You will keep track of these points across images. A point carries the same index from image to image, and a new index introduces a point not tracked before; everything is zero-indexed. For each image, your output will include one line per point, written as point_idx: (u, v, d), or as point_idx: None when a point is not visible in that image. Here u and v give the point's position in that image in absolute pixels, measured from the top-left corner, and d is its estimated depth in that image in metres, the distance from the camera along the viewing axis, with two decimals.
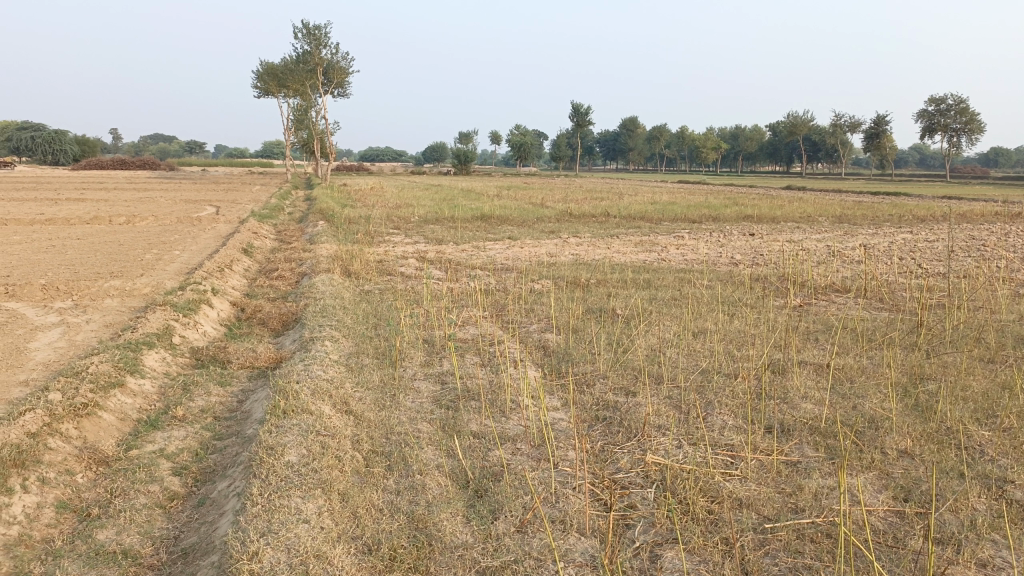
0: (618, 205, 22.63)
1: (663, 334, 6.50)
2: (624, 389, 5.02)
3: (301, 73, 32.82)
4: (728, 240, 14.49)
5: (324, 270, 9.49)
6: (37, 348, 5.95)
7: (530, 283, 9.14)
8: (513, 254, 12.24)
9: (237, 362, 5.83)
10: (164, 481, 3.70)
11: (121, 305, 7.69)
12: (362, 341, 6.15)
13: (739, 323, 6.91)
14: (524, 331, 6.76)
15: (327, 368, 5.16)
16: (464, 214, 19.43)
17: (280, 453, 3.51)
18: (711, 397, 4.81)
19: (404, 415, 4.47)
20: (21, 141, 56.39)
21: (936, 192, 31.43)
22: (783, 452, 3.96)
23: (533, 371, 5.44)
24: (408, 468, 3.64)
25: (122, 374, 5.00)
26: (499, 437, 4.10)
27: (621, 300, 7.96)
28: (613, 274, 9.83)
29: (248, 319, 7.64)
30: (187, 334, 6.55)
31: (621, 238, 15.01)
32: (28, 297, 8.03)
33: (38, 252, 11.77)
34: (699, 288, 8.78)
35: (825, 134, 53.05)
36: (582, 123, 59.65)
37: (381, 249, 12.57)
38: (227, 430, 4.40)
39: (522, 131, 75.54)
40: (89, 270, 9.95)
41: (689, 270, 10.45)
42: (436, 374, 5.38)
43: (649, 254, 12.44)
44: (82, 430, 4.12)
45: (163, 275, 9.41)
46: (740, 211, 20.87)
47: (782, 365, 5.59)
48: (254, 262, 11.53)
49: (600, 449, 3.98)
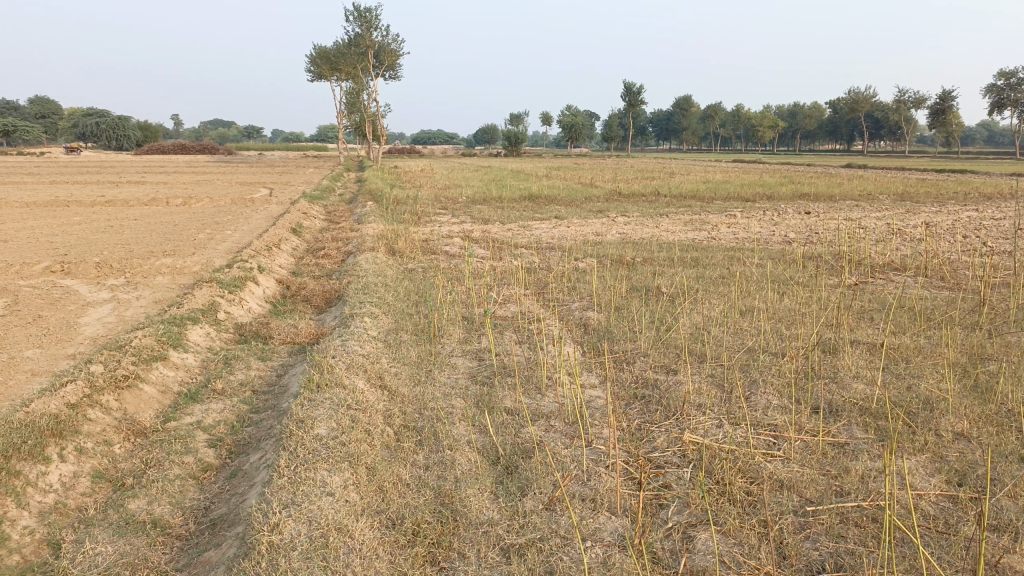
0: (669, 184, 22.19)
1: (708, 312, 6.31)
2: (666, 367, 4.88)
3: (352, 55, 32.99)
4: (782, 219, 14.07)
5: (369, 249, 9.52)
6: (87, 323, 6.10)
7: (575, 262, 9.00)
8: (559, 232, 12.09)
9: (278, 337, 5.87)
10: (199, 452, 3.74)
11: (171, 282, 7.84)
12: (402, 318, 6.13)
13: (789, 302, 6.67)
14: (565, 309, 6.65)
15: (364, 344, 5.15)
16: (512, 194, 19.32)
17: (310, 426, 3.49)
18: (756, 376, 4.64)
19: (438, 390, 4.42)
20: (87, 127, 58.29)
21: (1007, 169, 29.98)
22: (830, 433, 3.78)
23: (573, 348, 5.33)
24: (438, 444, 3.59)
25: (165, 347, 5.07)
26: (533, 414, 4.02)
27: (666, 279, 7.77)
28: (660, 253, 9.62)
29: (292, 297, 7.71)
30: (232, 310, 6.63)
31: (671, 217, 14.72)
32: (84, 275, 8.25)
33: (97, 232, 12.11)
34: (749, 266, 8.52)
35: (888, 110, 51.18)
36: (635, 103, 58.73)
37: (427, 229, 12.57)
38: (263, 404, 4.42)
39: (574, 112, 74.78)
40: (143, 249, 10.18)
41: (739, 248, 10.16)
42: (474, 351, 5.32)
43: (699, 232, 12.16)
44: (122, 402, 4.20)
45: (213, 253, 9.57)
46: (796, 189, 20.26)
47: (832, 344, 5.37)
48: (302, 241, 11.65)
49: (636, 427, 3.86)
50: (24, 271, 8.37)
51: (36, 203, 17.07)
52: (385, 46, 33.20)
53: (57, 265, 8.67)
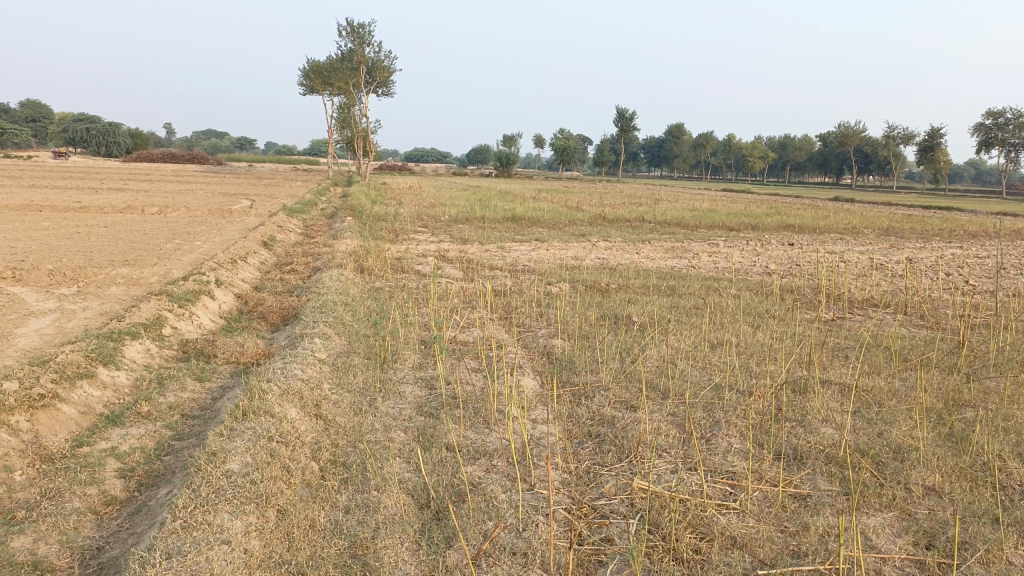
0: (655, 210, 22.02)
1: (677, 344, 6.04)
2: (626, 403, 4.58)
3: (345, 70, 32.78)
4: (765, 249, 13.88)
5: (337, 265, 9.23)
6: (22, 333, 5.75)
7: (547, 287, 8.74)
8: (536, 256, 11.86)
9: (221, 357, 5.55)
10: (105, 483, 3.40)
11: (123, 293, 7.50)
12: (356, 339, 5.83)
13: (763, 336, 6.42)
14: (529, 335, 6.36)
15: (306, 368, 4.83)
16: (496, 215, 19.11)
17: (222, 461, 3.18)
18: (719, 416, 4.36)
19: (378, 421, 4.11)
20: (76, 132, 57.88)
21: (992, 207, 30.11)
22: (792, 484, 3.51)
23: (530, 379, 5.04)
24: (365, 483, 3.28)
25: (94, 365, 4.73)
26: (474, 451, 3.72)
27: (638, 307, 7.50)
28: (636, 280, 9.38)
29: (248, 313, 7.38)
30: (179, 325, 6.30)
31: (653, 243, 14.52)
32: (33, 283, 7.90)
33: (60, 238, 11.72)
34: (725, 297, 8.27)
35: (877, 145, 51.53)
36: (627, 129, 58.92)
37: (403, 247, 12.30)
38: (188, 431, 4.10)
39: (566, 135, 74.96)
40: (103, 257, 9.83)
41: (718, 278, 9.93)
42: (426, 378, 5.01)
43: (679, 260, 11.95)
44: (33, 423, 3.86)
45: (175, 264, 9.24)
46: (781, 220, 20.17)
47: (803, 384, 5.11)
48: (272, 255, 11.34)
49: (585, 470, 3.57)
50: None
51: (6, 207, 16.66)
52: (379, 62, 33.03)
53: (7, 271, 8.31)
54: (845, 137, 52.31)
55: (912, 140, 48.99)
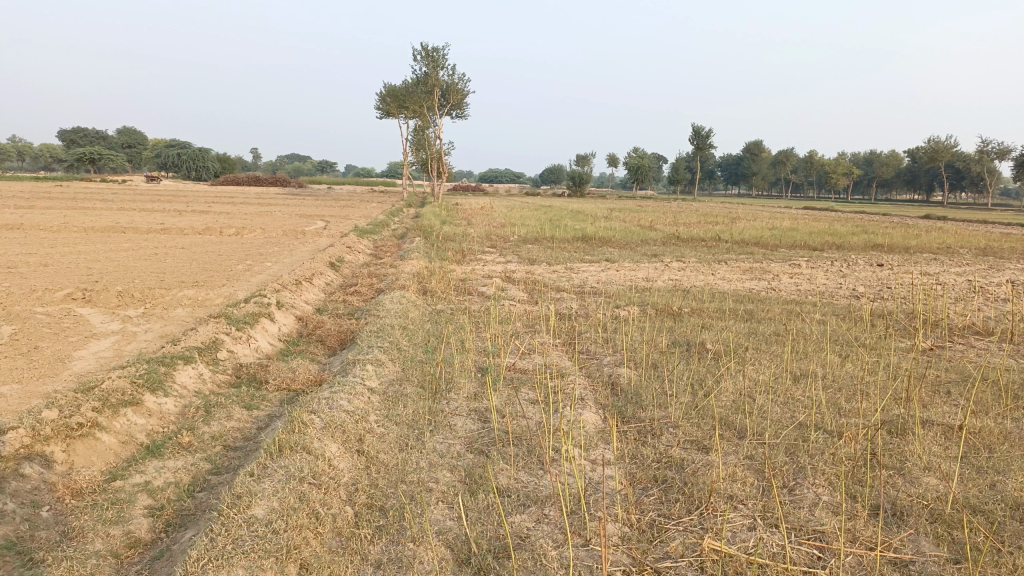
0: (732, 230, 21.21)
1: (755, 376, 5.55)
2: (697, 443, 4.15)
3: (419, 93, 33.14)
4: (851, 271, 13.09)
5: (400, 288, 9.06)
6: (80, 356, 5.72)
7: (615, 310, 8.34)
8: (606, 277, 11.46)
9: (273, 383, 5.37)
10: (131, 523, 3.21)
11: (187, 315, 7.49)
12: (410, 366, 5.57)
13: (853, 368, 5.85)
14: (594, 363, 5.98)
15: (353, 398, 4.57)
16: (567, 235, 18.75)
17: (246, 506, 2.94)
18: (804, 461, 3.88)
19: (424, 458, 3.81)
20: (168, 157, 60.67)
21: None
22: (891, 546, 3.03)
23: (591, 413, 4.66)
24: (401, 533, 2.96)
25: (141, 391, 4.61)
26: (525, 498, 3.36)
27: (713, 333, 7.02)
28: (711, 303, 8.88)
29: (307, 336, 7.26)
30: (236, 349, 6.18)
31: (730, 264, 13.90)
32: (102, 304, 7.99)
33: (138, 259, 12.00)
34: (808, 322, 7.70)
35: (970, 161, 48.85)
36: (703, 146, 57.68)
37: (469, 268, 12.09)
38: (227, 465, 3.89)
39: (640, 153, 74.17)
40: (174, 278, 9.96)
41: (800, 302, 9.32)
42: (480, 410, 4.69)
43: (758, 282, 11.34)
44: (69, 455, 3.73)
45: (242, 286, 9.25)
46: (868, 239, 19.14)
47: (900, 426, 4.55)
48: (339, 276, 11.30)
49: (648, 523, 3.16)
50: (44, 297, 8.16)
51: (93, 229, 17.31)
52: (453, 85, 33.26)
53: (79, 293, 8.45)
54: (934, 153, 49.94)
55: (1009, 155, 46.22)
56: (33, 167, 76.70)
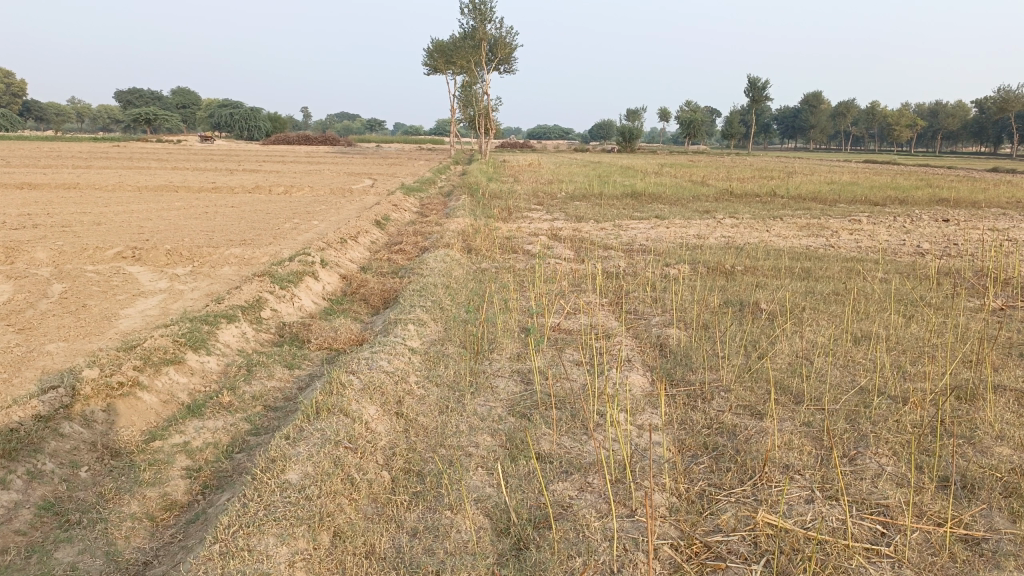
0: (788, 185, 20.47)
1: (812, 338, 5.28)
2: (750, 409, 3.94)
3: (467, 48, 32.61)
4: (914, 226, 12.48)
5: (445, 246, 8.95)
6: (127, 314, 5.75)
7: (664, 269, 8.07)
8: (656, 234, 11.16)
9: (315, 342, 5.32)
10: (167, 485, 3.18)
11: (233, 273, 7.50)
12: (452, 326, 5.46)
13: (917, 330, 5.53)
14: (642, 324, 5.78)
15: (394, 358, 4.47)
16: (615, 191, 18.36)
17: (279, 470, 2.86)
18: (866, 429, 3.65)
19: (464, 422, 3.70)
20: (220, 117, 61.43)
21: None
22: (961, 522, 2.80)
23: (638, 376, 4.48)
24: (438, 500, 2.85)
25: (182, 350, 4.58)
26: (567, 465, 3.22)
27: (768, 292, 6.74)
28: (765, 261, 8.54)
29: (351, 295, 7.19)
30: (279, 308, 6.14)
31: (785, 220, 13.42)
32: (152, 263, 8.06)
33: (188, 218, 12.11)
34: (870, 281, 7.32)
35: None
36: (759, 99, 55.79)
37: (515, 225, 11.92)
38: (267, 425, 3.85)
39: (693, 107, 72.19)
40: (222, 237, 10.01)
41: (861, 259, 8.89)
42: (523, 372, 4.55)
43: (815, 238, 10.92)
44: (110, 414, 3.72)
45: (288, 244, 9.24)
46: (933, 194, 18.29)
47: (970, 392, 4.27)
48: (385, 235, 11.24)
49: (698, 493, 3.00)
50: (95, 256, 8.26)
51: (147, 188, 17.58)
52: (500, 39, 32.61)
53: (129, 251, 8.54)
54: (1004, 102, 47.36)
55: None
56: (93, 127, 78.48)
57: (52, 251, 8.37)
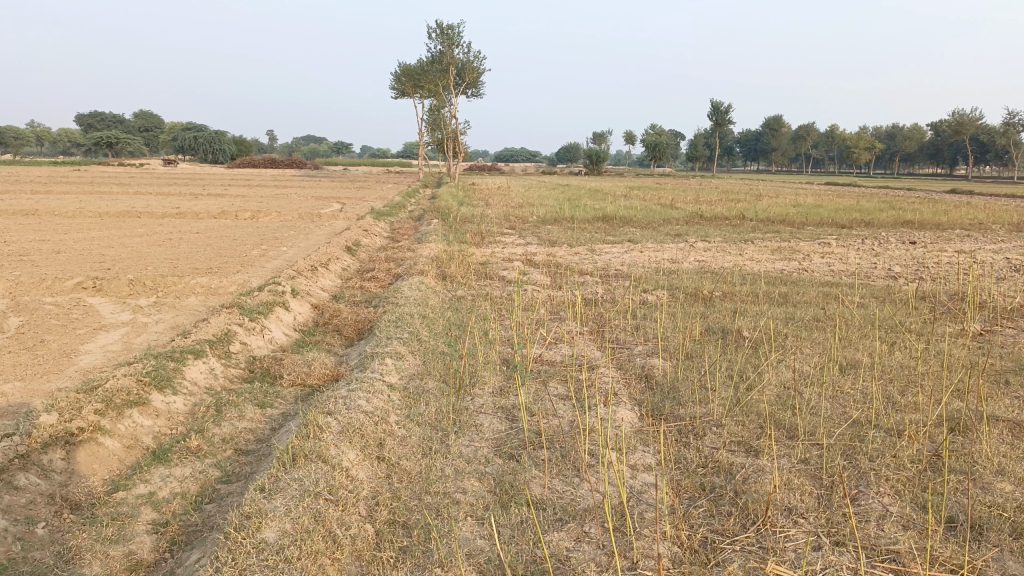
0: (756, 207, 20.66)
1: (799, 367, 5.19)
2: (744, 445, 3.82)
3: (434, 72, 32.62)
4: (883, 249, 12.59)
5: (419, 272, 8.77)
6: (88, 350, 5.47)
7: (642, 295, 7.98)
8: (630, 259, 11.10)
9: (287, 378, 5.09)
10: (132, 543, 2.94)
11: (200, 304, 7.24)
12: (431, 359, 5.27)
13: (903, 358, 5.47)
14: (625, 353, 5.65)
15: (373, 397, 4.28)
16: (586, 214, 18.34)
17: (256, 529, 2.66)
18: (865, 467, 3.55)
19: (449, 465, 3.52)
20: (184, 141, 60.67)
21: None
22: (976, 569, 2.69)
23: (627, 411, 4.34)
24: (428, 555, 2.66)
25: (147, 390, 4.34)
26: (562, 512, 3.06)
27: (749, 319, 6.66)
28: (742, 286, 8.50)
29: (324, 326, 6.97)
30: (249, 341, 5.90)
31: (756, 243, 13.47)
32: (114, 293, 7.76)
33: (152, 245, 11.76)
34: (849, 306, 7.29)
35: (995, 134, 47.53)
36: (722, 122, 56.62)
37: (488, 250, 11.78)
38: (238, 472, 3.62)
39: (658, 130, 73.13)
40: (188, 265, 9.72)
41: (836, 283, 8.89)
42: (507, 408, 4.38)
43: (788, 262, 10.94)
44: (69, 462, 3.48)
45: (257, 272, 8.99)
46: (898, 216, 18.55)
47: (964, 423, 4.19)
48: (356, 261, 11.03)
49: (701, 542, 2.86)
50: (54, 287, 7.93)
51: (108, 214, 17.13)
52: (468, 63, 32.69)
53: (90, 281, 8.22)
54: (958, 126, 48.64)
55: None
56: (52, 150, 77.00)
57: (7, 282, 8.02)
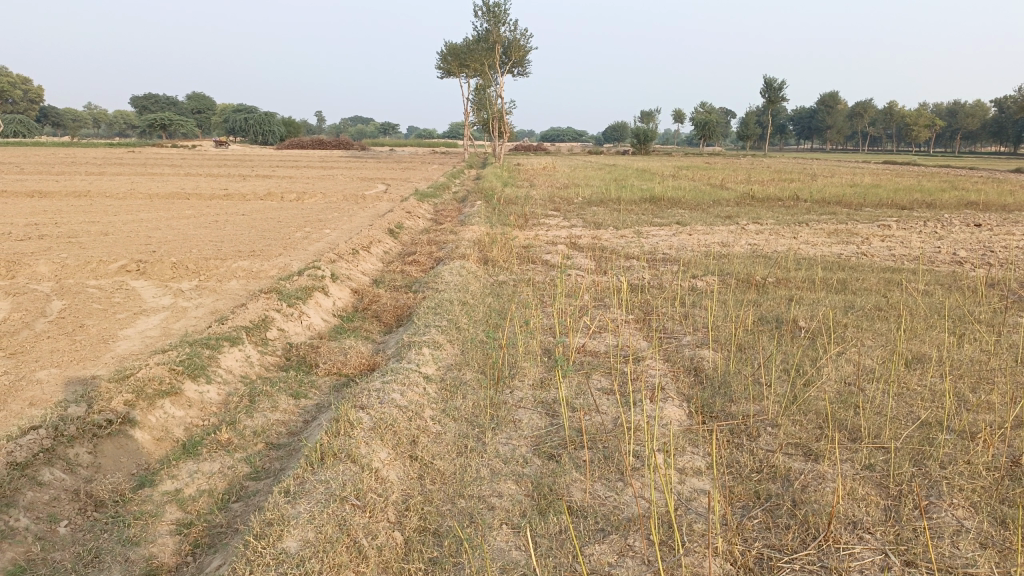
0: (810, 188, 19.97)
1: (861, 360, 4.87)
2: (803, 448, 3.56)
3: (479, 51, 32.26)
4: (947, 232, 11.98)
5: (460, 256, 8.60)
6: (126, 336, 5.43)
7: (691, 280, 7.67)
8: (679, 242, 10.76)
9: (323, 367, 4.97)
10: (154, 545, 2.84)
11: (240, 288, 7.19)
12: (470, 349, 5.09)
13: (973, 351, 5.10)
14: (672, 344, 5.39)
15: (408, 390, 4.10)
16: (633, 196, 17.93)
17: (277, 537, 2.52)
18: (938, 476, 3.26)
19: (485, 465, 3.33)
20: (235, 123, 61.56)
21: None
22: None
23: (673, 408, 4.09)
24: (459, 568, 2.48)
25: (180, 380, 4.24)
26: (604, 521, 2.85)
27: (805, 307, 6.32)
28: (798, 271, 8.12)
29: (363, 311, 6.85)
30: (287, 327, 5.80)
31: (811, 225, 12.97)
32: (157, 277, 7.76)
33: (198, 228, 11.83)
34: (912, 294, 6.88)
35: None
36: (774, 99, 55.02)
37: (533, 233, 11.54)
38: (267, 468, 3.50)
39: (708, 108, 71.63)
40: (231, 248, 9.72)
41: (898, 269, 8.42)
42: (547, 403, 4.17)
43: (845, 246, 10.46)
44: (97, 457, 3.40)
45: (299, 256, 8.93)
46: (961, 196, 17.72)
47: None
48: (398, 244, 10.92)
49: (756, 559, 2.62)
50: (98, 270, 7.97)
51: (157, 195, 17.36)
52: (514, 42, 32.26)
53: (134, 263, 8.24)
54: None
55: None
56: (109, 132, 79.00)
57: (54, 264, 8.09)
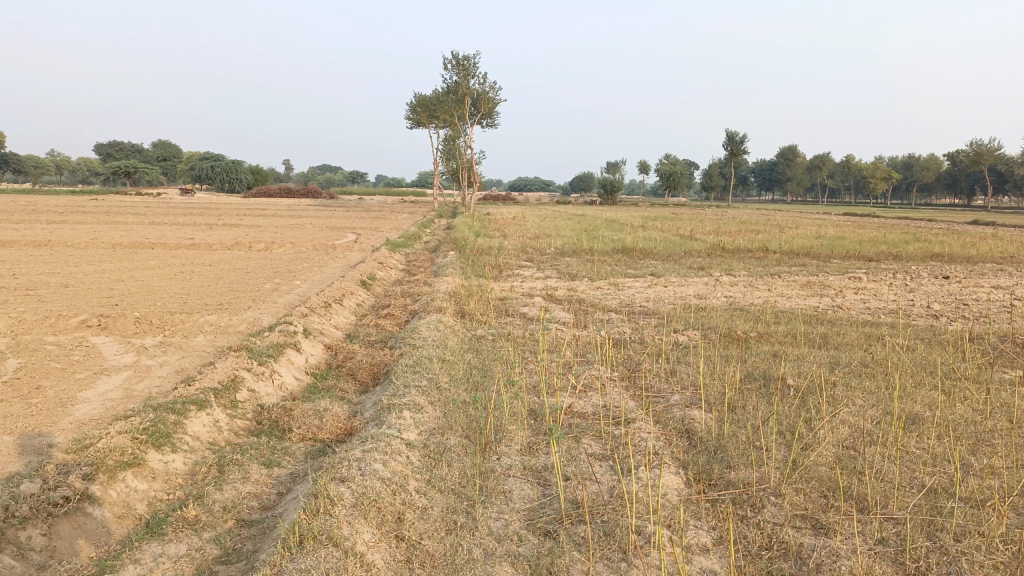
0: (778, 239, 20.24)
1: (855, 421, 4.73)
2: (811, 520, 3.38)
3: (449, 102, 32.54)
4: (916, 284, 12.10)
5: (436, 309, 8.41)
6: (85, 398, 5.11)
7: (673, 335, 7.56)
8: (655, 294, 10.71)
9: (296, 433, 4.69)
10: None
11: (208, 345, 6.90)
12: (453, 411, 4.86)
13: (966, 411, 5.00)
14: (661, 404, 5.21)
15: (391, 460, 3.85)
16: (604, 246, 17.92)
17: None
18: (956, 551, 3.10)
19: (478, 545, 3.09)
20: (201, 171, 61.11)
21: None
22: None
23: (670, 475, 3.90)
24: None
25: (144, 449, 3.94)
26: None
27: (791, 363, 6.23)
28: (778, 325, 8.07)
29: (337, 368, 6.59)
30: (257, 387, 5.51)
31: (783, 277, 13.03)
32: (119, 332, 7.44)
33: (163, 279, 11.49)
34: (894, 349, 6.82)
35: (1014, 165, 46.65)
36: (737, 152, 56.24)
37: (507, 284, 11.41)
38: (239, 549, 3.22)
39: (673, 160, 72.97)
40: (197, 300, 9.41)
41: (876, 323, 8.41)
42: (538, 471, 3.95)
43: (820, 298, 10.48)
44: (51, 539, 3.10)
45: (269, 309, 8.66)
46: (925, 248, 18.05)
47: None
48: (370, 295, 10.70)
49: None
50: (57, 325, 7.62)
51: (121, 244, 16.95)
52: (484, 94, 32.62)
53: (95, 318, 7.91)
54: (977, 156, 47.77)
55: None
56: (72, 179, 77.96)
57: (10, 319, 7.72)
